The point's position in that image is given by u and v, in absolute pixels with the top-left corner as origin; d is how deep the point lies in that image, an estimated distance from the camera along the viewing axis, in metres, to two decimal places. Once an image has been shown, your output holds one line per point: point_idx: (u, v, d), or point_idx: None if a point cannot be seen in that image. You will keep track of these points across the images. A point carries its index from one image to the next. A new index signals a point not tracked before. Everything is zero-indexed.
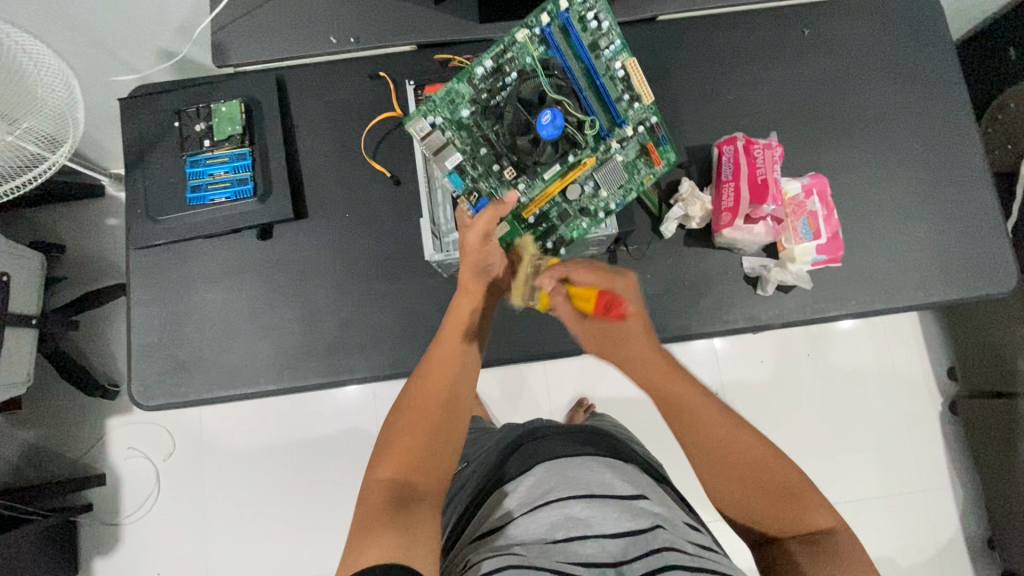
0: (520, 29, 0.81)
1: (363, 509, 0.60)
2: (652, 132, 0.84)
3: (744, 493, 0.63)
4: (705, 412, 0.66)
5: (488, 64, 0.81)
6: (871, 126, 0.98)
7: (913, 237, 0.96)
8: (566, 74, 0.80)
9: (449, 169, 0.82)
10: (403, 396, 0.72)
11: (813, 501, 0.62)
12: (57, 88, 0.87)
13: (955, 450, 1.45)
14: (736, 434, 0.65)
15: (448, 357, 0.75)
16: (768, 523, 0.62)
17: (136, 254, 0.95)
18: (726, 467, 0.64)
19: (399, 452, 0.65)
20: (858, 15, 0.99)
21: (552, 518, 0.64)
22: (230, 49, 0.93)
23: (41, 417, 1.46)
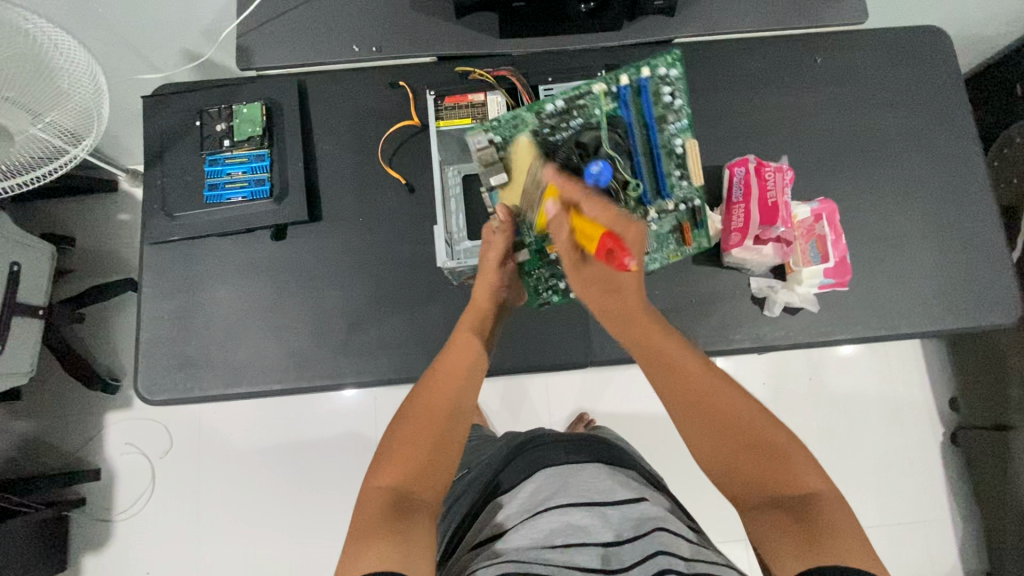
0: (598, 82, 0.85)
1: (360, 517, 0.60)
2: (690, 213, 0.88)
3: (730, 460, 0.65)
4: (697, 371, 0.70)
5: (560, 103, 0.84)
6: (879, 154, 0.99)
7: (919, 265, 0.97)
8: (626, 135, 0.85)
9: (494, 185, 0.83)
10: (407, 403, 0.70)
11: (802, 463, 0.62)
12: (83, 85, 0.88)
13: (956, 481, 1.44)
14: (729, 393, 0.67)
15: (454, 365, 0.73)
16: (755, 484, 0.63)
17: (151, 249, 0.96)
18: (714, 432, 0.66)
19: (401, 461, 0.64)
20: (869, 47, 1.02)
21: (551, 524, 0.64)
22: (254, 53, 0.95)
23: (41, 409, 1.46)
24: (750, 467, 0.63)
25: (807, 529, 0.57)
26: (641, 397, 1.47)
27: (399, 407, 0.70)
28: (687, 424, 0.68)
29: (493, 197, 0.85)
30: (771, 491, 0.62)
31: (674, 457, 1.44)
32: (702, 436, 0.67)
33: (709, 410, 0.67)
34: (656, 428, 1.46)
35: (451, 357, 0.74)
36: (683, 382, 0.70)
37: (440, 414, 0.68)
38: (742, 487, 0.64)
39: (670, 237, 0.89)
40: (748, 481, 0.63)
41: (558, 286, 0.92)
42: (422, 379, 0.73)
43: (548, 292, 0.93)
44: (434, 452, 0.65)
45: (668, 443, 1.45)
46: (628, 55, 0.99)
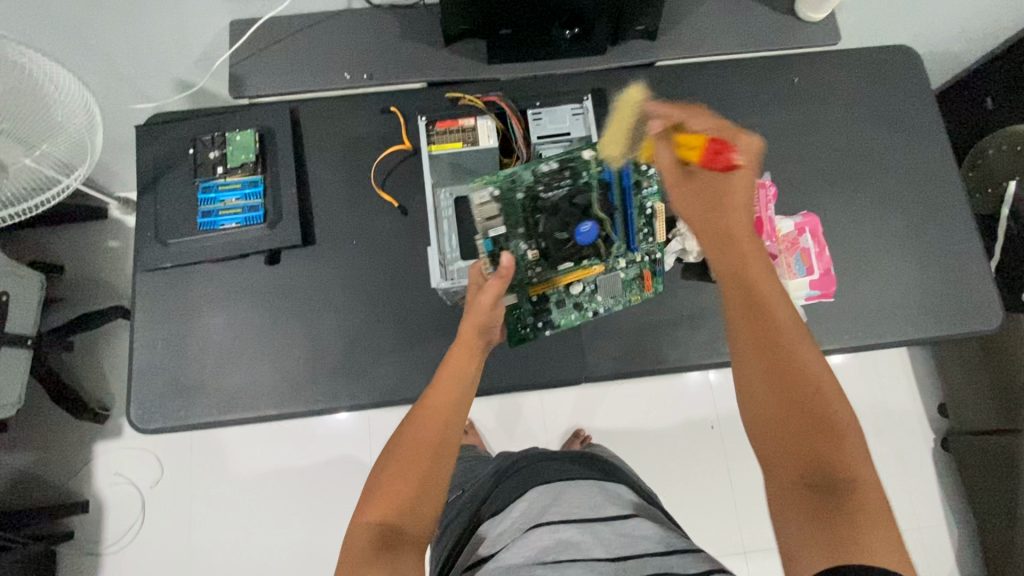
0: (588, 149, 0.88)
1: (349, 553, 0.60)
2: (653, 263, 0.91)
3: (779, 420, 0.56)
4: (780, 315, 0.60)
5: (554, 164, 0.87)
6: (858, 168, 1.03)
7: (900, 274, 1.00)
8: (612, 196, 0.87)
9: (487, 236, 0.85)
10: (396, 437, 0.69)
11: (856, 448, 0.55)
12: (77, 115, 0.90)
13: (948, 486, 1.46)
14: (805, 350, 0.58)
15: (442, 401, 0.72)
16: (803, 457, 0.54)
17: (144, 277, 0.96)
18: (774, 383, 0.57)
19: (389, 496, 0.63)
20: (843, 66, 1.06)
21: (543, 542, 0.63)
22: (247, 82, 0.97)
23: (28, 441, 1.44)
24: (801, 432, 0.55)
25: (841, 517, 0.51)
26: (636, 411, 1.48)
27: (388, 440, 0.69)
28: (744, 363, 0.59)
29: (483, 245, 0.85)
30: (816, 467, 0.54)
31: (670, 470, 1.45)
32: (759, 384, 0.58)
33: (777, 356, 0.58)
34: (651, 443, 1.46)
35: (438, 392, 0.73)
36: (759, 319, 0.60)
37: (429, 451, 0.67)
38: (782, 452, 0.55)
39: (631, 286, 0.92)
40: (792, 449, 0.55)
41: (535, 324, 0.92)
42: (408, 414, 0.72)
43: (526, 329, 0.92)
44: (421, 487, 0.64)
45: (664, 457, 1.45)
46: (613, 78, 1.02)
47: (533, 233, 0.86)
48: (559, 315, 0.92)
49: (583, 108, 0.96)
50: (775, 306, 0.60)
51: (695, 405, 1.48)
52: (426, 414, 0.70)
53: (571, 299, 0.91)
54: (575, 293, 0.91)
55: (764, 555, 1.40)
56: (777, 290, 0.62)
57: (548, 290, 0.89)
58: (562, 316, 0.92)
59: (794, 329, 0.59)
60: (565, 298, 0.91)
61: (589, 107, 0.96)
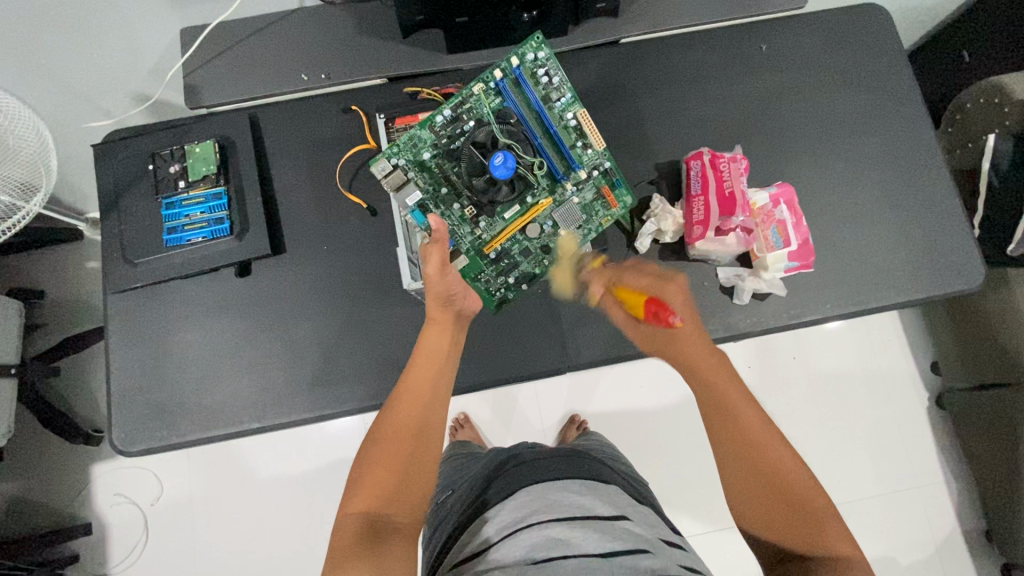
0: (475, 84, 0.85)
1: (336, 546, 0.61)
2: (605, 176, 0.89)
3: (765, 510, 0.67)
4: (750, 418, 0.74)
5: (447, 113, 0.85)
6: (832, 133, 1.01)
7: (881, 238, 0.99)
8: (521, 123, 0.85)
9: (411, 206, 0.86)
10: (377, 424, 0.71)
11: (831, 523, 0.65)
12: (29, 140, 0.88)
13: (944, 443, 1.47)
14: (778, 446, 0.71)
15: (418, 383, 0.74)
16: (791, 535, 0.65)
17: (115, 299, 0.95)
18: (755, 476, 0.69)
19: (372, 484, 0.65)
20: (812, 29, 1.03)
21: (532, 540, 0.63)
22: (203, 91, 0.95)
23: (24, 468, 1.43)
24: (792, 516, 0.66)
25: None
26: (629, 393, 1.48)
27: (369, 429, 0.72)
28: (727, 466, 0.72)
29: (415, 216, 0.87)
30: (800, 543, 0.64)
31: (667, 450, 1.45)
32: (742, 481, 0.70)
33: (758, 457, 0.70)
34: (647, 423, 1.46)
35: (412, 376, 0.75)
36: (734, 424, 0.74)
37: (409, 433, 0.70)
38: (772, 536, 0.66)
39: (597, 207, 0.90)
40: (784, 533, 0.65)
41: (509, 282, 0.93)
42: (386, 402, 0.73)
43: (501, 289, 0.93)
44: (402, 471, 0.66)
45: (660, 436, 1.45)
46: (577, 59, 1.00)
47: (460, 190, 0.86)
48: (532, 263, 0.92)
49: None
50: (745, 412, 0.74)
51: (688, 382, 1.48)
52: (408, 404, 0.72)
53: (536, 244, 0.90)
54: (537, 237, 0.89)
55: None
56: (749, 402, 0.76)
57: (505, 242, 0.89)
58: (534, 262, 0.92)
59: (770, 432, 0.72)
60: (527, 244, 0.90)
61: None
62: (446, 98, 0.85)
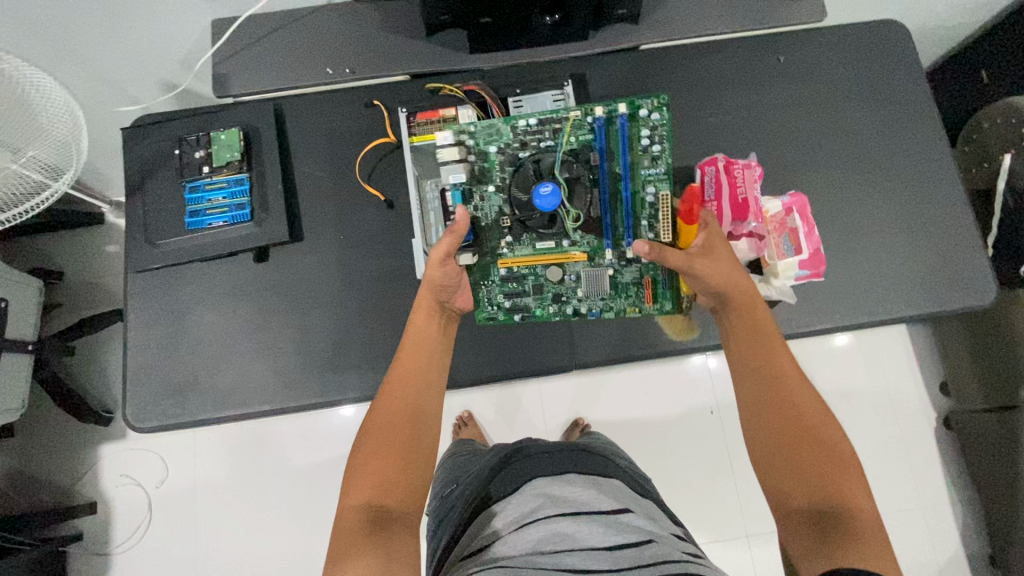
0: (578, 110, 0.86)
1: (341, 533, 0.62)
2: (656, 271, 0.89)
3: (781, 456, 0.68)
4: (790, 373, 0.72)
5: (534, 121, 0.87)
6: (846, 145, 1.02)
7: (893, 251, 0.99)
8: (598, 171, 0.86)
9: (453, 185, 0.87)
10: (371, 415, 0.71)
11: (857, 483, 0.64)
12: (62, 118, 0.90)
13: (950, 464, 1.45)
14: (810, 402, 0.70)
15: (410, 369, 0.75)
16: (805, 485, 0.65)
17: (135, 278, 0.97)
18: (778, 423, 0.69)
19: (369, 474, 0.65)
20: (830, 41, 1.04)
21: (539, 534, 0.64)
22: (231, 81, 0.98)
23: (35, 444, 1.46)
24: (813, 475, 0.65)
25: (842, 536, 0.60)
26: (635, 399, 1.48)
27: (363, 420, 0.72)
28: (754, 408, 0.72)
29: (453, 196, 0.87)
30: (817, 494, 0.64)
31: (670, 457, 1.45)
32: (762, 424, 0.70)
33: (790, 416, 0.69)
34: (650, 430, 1.46)
35: (405, 363, 0.75)
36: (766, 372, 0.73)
37: (404, 423, 0.70)
38: (785, 485, 0.66)
39: (631, 290, 0.90)
40: (800, 483, 0.65)
41: (505, 306, 0.91)
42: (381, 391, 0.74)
43: (496, 308, 0.91)
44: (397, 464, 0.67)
45: (663, 443, 1.45)
46: (596, 63, 1.02)
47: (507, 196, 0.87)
48: (536, 308, 0.91)
49: (564, 94, 0.97)
50: (788, 373, 0.72)
51: (694, 390, 1.48)
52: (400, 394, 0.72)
53: (553, 289, 0.90)
54: (558, 283, 0.89)
55: (765, 539, 1.40)
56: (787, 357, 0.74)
57: (524, 268, 0.88)
58: (540, 303, 0.91)
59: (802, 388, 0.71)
60: (542, 283, 0.89)
61: (570, 92, 0.97)
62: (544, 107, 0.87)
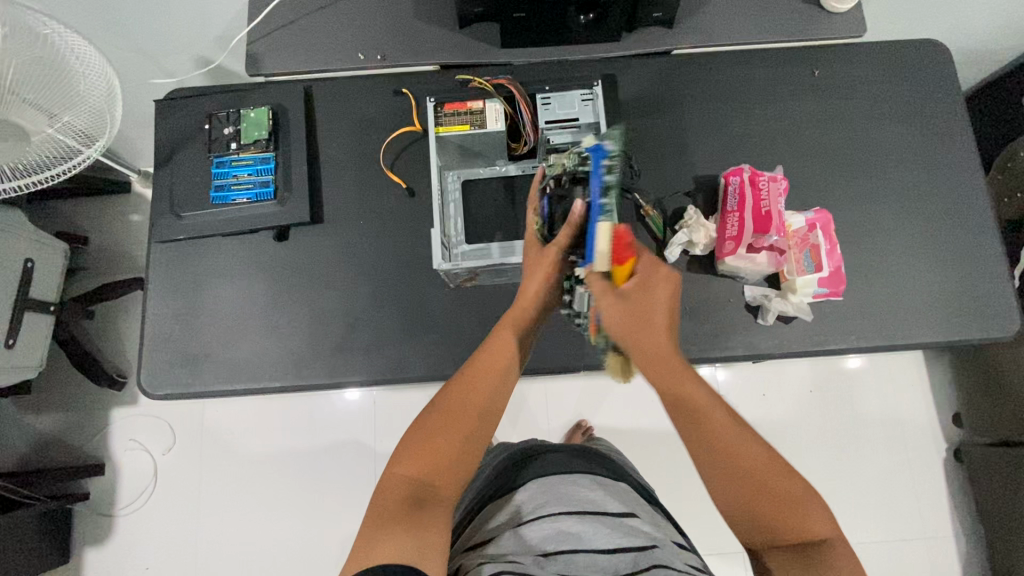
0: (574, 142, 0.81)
1: (383, 506, 0.62)
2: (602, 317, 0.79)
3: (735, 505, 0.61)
4: (719, 415, 0.62)
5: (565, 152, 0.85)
6: (876, 165, 1.00)
7: (915, 274, 0.97)
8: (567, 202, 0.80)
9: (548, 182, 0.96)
10: (444, 392, 0.70)
11: (814, 510, 0.60)
12: (98, 86, 0.90)
13: (958, 496, 1.42)
14: (746, 440, 0.62)
15: (493, 359, 0.72)
16: (767, 528, 0.60)
17: (158, 248, 0.99)
18: (726, 477, 0.61)
19: (427, 453, 0.65)
20: (867, 58, 1.02)
21: (544, 532, 0.66)
22: (264, 60, 0.98)
23: (50, 402, 1.49)
24: (770, 516, 0.60)
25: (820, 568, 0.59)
26: (640, 405, 1.47)
27: (436, 392, 0.70)
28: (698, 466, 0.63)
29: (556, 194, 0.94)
30: (780, 532, 0.60)
31: (672, 467, 1.44)
32: (711, 480, 0.62)
33: (734, 466, 0.61)
34: (653, 438, 1.45)
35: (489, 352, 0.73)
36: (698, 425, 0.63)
37: (473, 415, 0.68)
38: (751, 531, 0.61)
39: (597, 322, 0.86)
40: (762, 527, 0.61)
41: None
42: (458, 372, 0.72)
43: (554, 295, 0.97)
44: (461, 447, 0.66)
45: (666, 452, 1.45)
46: (627, 65, 1.01)
47: None
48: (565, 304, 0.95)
49: (593, 93, 0.95)
50: (718, 419, 0.62)
51: None
52: (465, 376, 0.71)
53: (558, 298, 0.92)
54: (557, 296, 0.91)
55: None
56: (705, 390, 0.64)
57: None
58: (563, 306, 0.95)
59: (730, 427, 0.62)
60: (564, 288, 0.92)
61: (599, 92, 0.95)
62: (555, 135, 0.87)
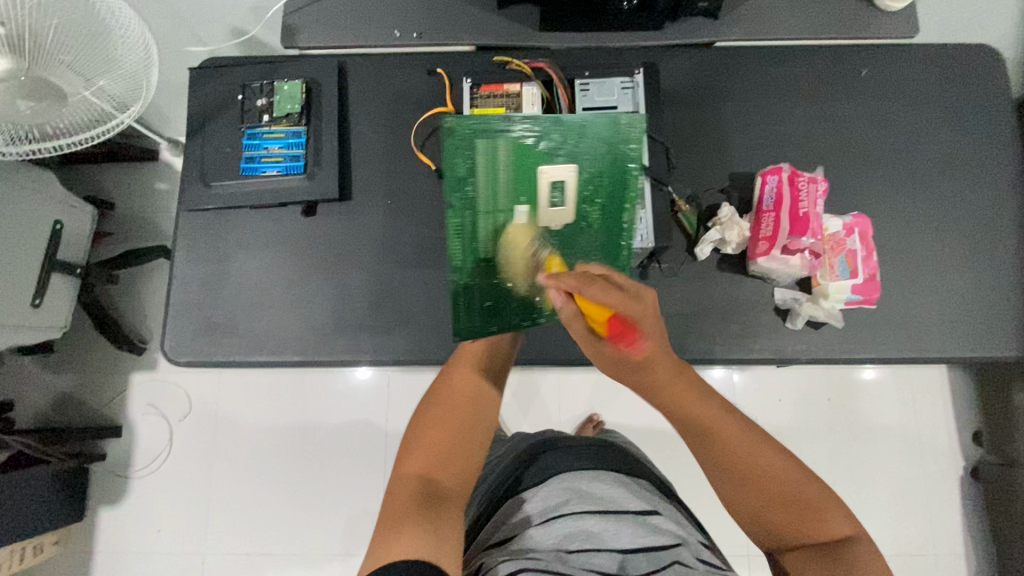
0: (451, 143, 0.83)
1: (396, 500, 0.65)
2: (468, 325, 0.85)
3: (753, 509, 0.68)
4: (728, 430, 0.70)
5: (484, 141, 0.83)
6: (919, 172, 0.97)
7: (952, 286, 0.95)
8: (466, 208, 0.84)
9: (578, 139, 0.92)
10: (425, 410, 0.78)
11: (831, 512, 0.66)
12: (134, 50, 0.89)
13: (972, 515, 1.40)
14: (767, 457, 0.69)
15: (468, 381, 0.80)
16: (784, 529, 0.67)
17: (187, 217, 0.99)
18: (743, 488, 0.68)
19: (428, 448, 0.71)
20: (917, 60, 0.99)
21: (566, 530, 0.65)
22: (300, 32, 0.97)
23: (71, 363, 1.52)
24: (783, 518, 0.67)
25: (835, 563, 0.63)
26: (653, 403, 1.46)
27: (415, 414, 0.78)
28: (716, 479, 0.71)
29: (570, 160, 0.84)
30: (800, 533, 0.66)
31: (682, 467, 1.42)
32: (730, 492, 0.69)
33: (749, 482, 0.68)
34: (666, 436, 1.44)
35: (459, 374, 0.81)
36: (721, 447, 0.70)
37: (463, 409, 0.76)
38: (766, 532, 0.68)
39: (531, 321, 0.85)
40: (780, 528, 0.67)
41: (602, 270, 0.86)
42: (431, 397, 0.79)
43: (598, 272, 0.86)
44: (455, 439, 0.73)
45: (677, 451, 1.43)
46: (668, 54, 0.98)
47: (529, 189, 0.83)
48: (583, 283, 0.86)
49: (633, 82, 0.94)
50: (734, 438, 0.70)
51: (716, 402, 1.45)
52: (442, 396, 0.78)
53: None
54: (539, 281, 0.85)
55: (767, 562, 1.37)
56: (715, 408, 0.72)
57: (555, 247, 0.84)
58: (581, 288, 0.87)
59: (746, 443, 0.69)
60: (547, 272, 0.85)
61: (640, 82, 0.94)
62: (492, 117, 0.83)
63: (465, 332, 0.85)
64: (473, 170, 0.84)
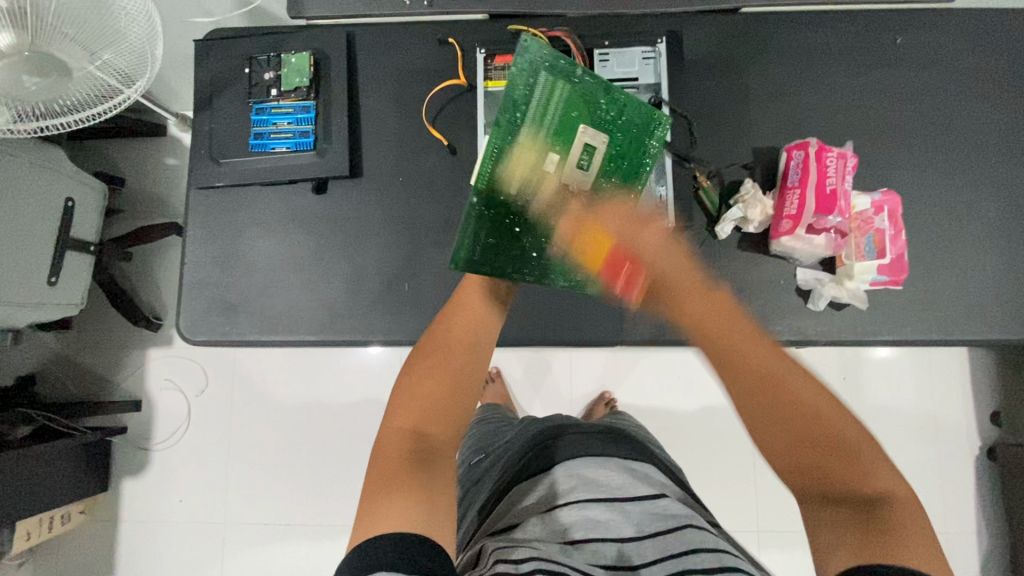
0: (524, 58, 0.79)
1: (385, 456, 0.62)
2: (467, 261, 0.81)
3: (782, 440, 0.62)
4: (772, 361, 0.65)
5: (552, 74, 0.79)
6: (952, 147, 0.93)
7: (982, 266, 0.91)
8: (503, 136, 0.80)
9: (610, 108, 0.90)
10: (416, 357, 0.73)
11: (875, 464, 0.58)
12: (137, 21, 0.87)
13: (985, 495, 1.39)
14: (808, 388, 0.63)
15: (464, 330, 0.75)
16: (820, 475, 0.59)
17: (198, 195, 0.98)
18: (778, 410, 0.62)
19: (418, 396, 0.68)
20: (957, 26, 0.93)
21: (571, 518, 0.64)
22: (306, 1, 0.94)
23: (90, 338, 1.54)
24: (825, 451, 0.59)
25: (880, 524, 0.54)
26: (665, 382, 1.45)
27: (406, 361, 0.73)
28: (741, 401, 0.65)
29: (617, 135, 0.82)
30: (833, 485, 0.58)
31: (694, 445, 1.43)
32: (759, 411, 0.63)
33: (785, 400, 0.62)
34: (677, 415, 1.44)
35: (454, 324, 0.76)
36: (756, 370, 0.65)
37: (460, 352, 0.73)
38: (799, 474, 0.60)
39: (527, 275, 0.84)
40: (819, 467, 0.59)
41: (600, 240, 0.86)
42: (419, 345, 0.75)
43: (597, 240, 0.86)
44: (452, 392, 0.69)
45: (689, 429, 1.43)
46: (692, 21, 0.94)
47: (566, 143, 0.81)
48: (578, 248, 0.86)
49: (656, 52, 0.90)
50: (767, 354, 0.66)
51: None
52: (436, 339, 0.74)
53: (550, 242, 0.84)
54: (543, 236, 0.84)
55: (777, 539, 1.38)
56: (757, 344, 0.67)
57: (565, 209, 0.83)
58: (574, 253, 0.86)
59: (799, 377, 0.64)
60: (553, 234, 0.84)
61: (662, 51, 0.90)
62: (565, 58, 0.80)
63: (464, 264, 0.81)
64: (530, 99, 0.80)
